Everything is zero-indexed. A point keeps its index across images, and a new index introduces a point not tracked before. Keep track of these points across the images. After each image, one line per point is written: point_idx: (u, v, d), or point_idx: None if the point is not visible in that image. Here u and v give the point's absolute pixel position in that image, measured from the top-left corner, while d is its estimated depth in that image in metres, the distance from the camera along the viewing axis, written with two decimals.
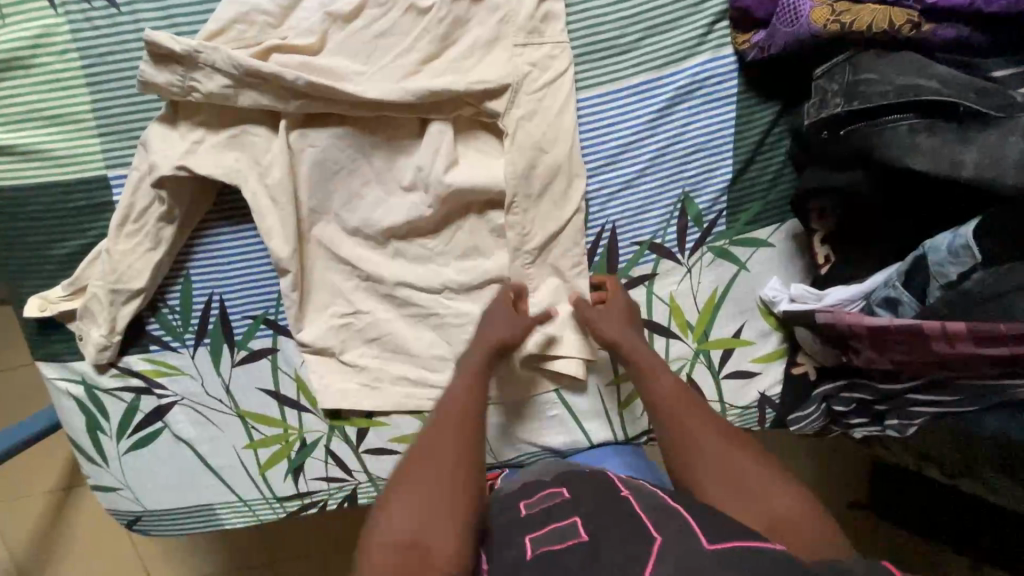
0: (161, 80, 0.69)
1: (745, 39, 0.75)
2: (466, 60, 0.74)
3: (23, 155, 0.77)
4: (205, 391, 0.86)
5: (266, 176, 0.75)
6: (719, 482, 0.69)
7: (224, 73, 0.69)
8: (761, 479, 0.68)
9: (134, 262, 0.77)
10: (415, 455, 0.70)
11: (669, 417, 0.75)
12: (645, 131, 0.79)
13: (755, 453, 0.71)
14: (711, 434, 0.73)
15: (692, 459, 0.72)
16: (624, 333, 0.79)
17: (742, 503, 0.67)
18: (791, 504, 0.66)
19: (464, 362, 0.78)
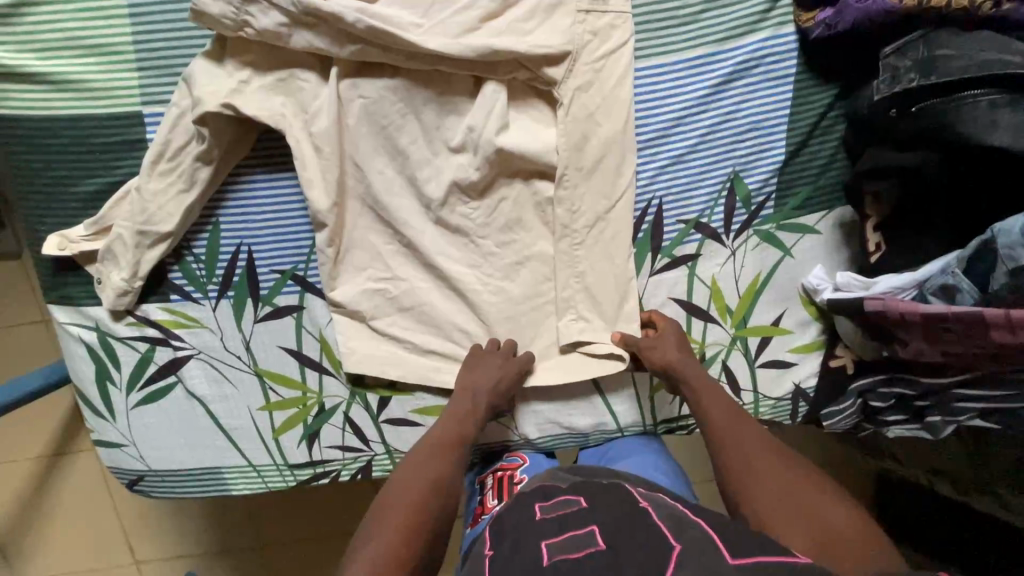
0: (217, 11, 0.66)
1: (810, 16, 0.74)
2: (528, 21, 0.72)
3: (57, 85, 0.74)
4: (223, 346, 0.83)
5: (311, 124, 0.72)
6: (769, 500, 0.67)
7: (281, 10, 0.66)
8: (814, 496, 0.67)
9: (165, 203, 0.74)
10: (402, 480, 0.71)
11: (722, 432, 0.75)
12: (698, 106, 0.78)
13: (807, 476, 0.70)
14: (766, 452, 0.72)
15: (743, 475, 0.71)
16: (682, 356, 0.80)
17: (790, 523, 0.65)
18: (839, 526, 0.64)
19: (464, 396, 0.78)
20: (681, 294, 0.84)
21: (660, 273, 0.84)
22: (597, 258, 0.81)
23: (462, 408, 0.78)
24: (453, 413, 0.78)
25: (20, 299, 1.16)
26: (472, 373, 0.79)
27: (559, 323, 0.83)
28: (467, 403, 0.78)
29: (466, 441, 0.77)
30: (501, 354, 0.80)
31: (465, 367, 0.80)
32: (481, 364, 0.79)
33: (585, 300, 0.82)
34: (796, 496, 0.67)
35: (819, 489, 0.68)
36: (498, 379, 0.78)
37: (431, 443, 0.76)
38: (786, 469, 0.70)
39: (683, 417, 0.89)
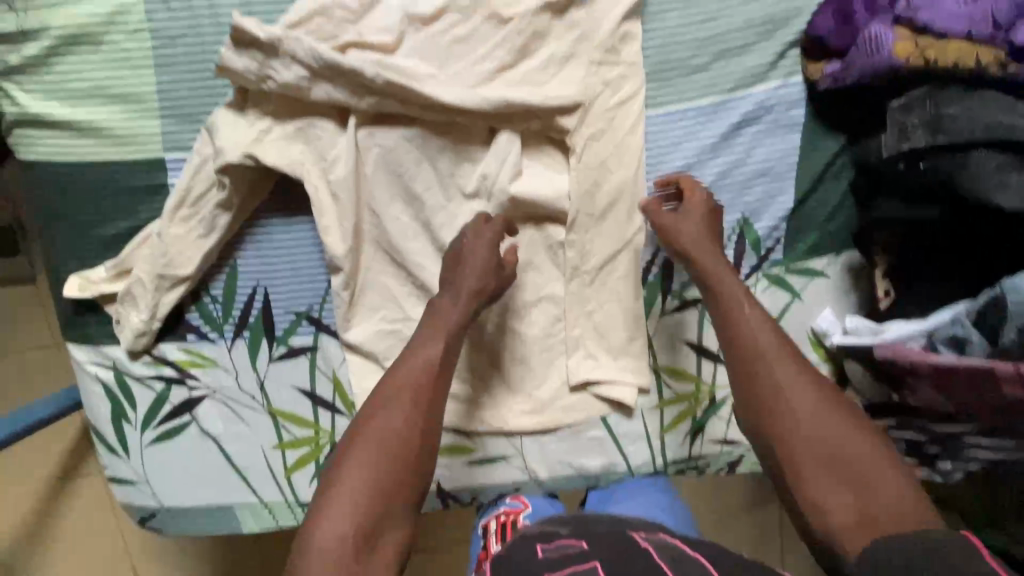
0: (240, 66, 0.68)
1: (818, 67, 0.75)
2: (541, 74, 0.74)
3: (81, 131, 0.75)
4: (238, 386, 0.84)
5: (329, 172, 0.74)
6: (799, 445, 0.63)
7: (303, 64, 0.68)
8: (857, 447, 0.62)
9: (184, 248, 0.75)
10: (375, 418, 0.66)
11: (754, 355, 0.68)
12: (708, 154, 0.79)
13: (844, 417, 0.64)
14: (803, 384, 0.66)
15: (773, 412, 0.65)
16: (706, 250, 0.74)
17: (828, 484, 0.62)
18: (870, 487, 0.60)
19: (442, 308, 0.72)
20: (692, 335, 0.85)
21: (671, 316, 0.85)
22: (607, 299, 0.83)
23: (442, 331, 0.71)
24: (433, 332, 0.71)
25: (33, 327, 1.17)
26: (462, 260, 0.73)
27: (569, 364, 0.84)
28: (454, 302, 0.72)
29: (442, 362, 0.70)
30: (480, 228, 0.74)
31: (450, 259, 0.74)
32: (466, 253, 0.73)
33: (594, 339, 0.84)
34: (828, 444, 0.63)
35: (856, 433, 0.63)
36: (483, 261, 0.73)
37: (406, 377, 0.69)
38: (824, 411, 0.64)
39: (693, 458, 0.89)
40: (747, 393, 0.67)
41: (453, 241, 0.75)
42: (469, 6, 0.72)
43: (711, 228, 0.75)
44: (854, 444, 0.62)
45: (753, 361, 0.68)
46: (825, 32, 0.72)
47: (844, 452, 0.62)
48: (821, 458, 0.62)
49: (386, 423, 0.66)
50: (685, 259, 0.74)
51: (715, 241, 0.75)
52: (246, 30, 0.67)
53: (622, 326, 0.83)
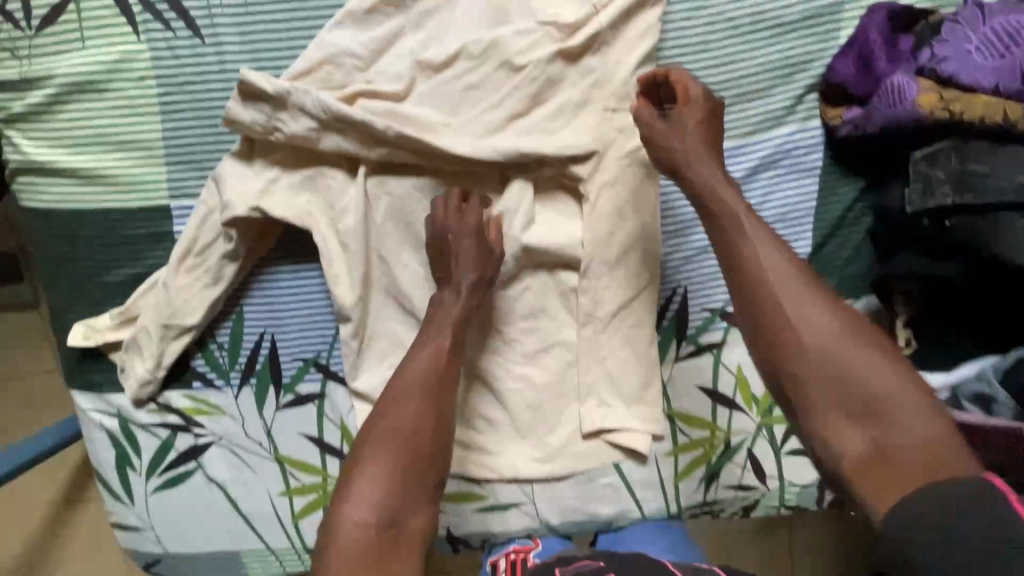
0: (247, 120, 0.67)
1: (837, 113, 0.73)
2: (553, 121, 0.72)
3: (86, 179, 0.74)
4: (244, 433, 0.82)
5: (338, 222, 0.73)
6: (814, 383, 0.56)
7: (311, 116, 0.67)
8: (877, 372, 0.55)
9: (189, 297, 0.74)
10: (386, 410, 0.67)
11: (761, 283, 0.59)
12: None
13: (866, 348, 0.56)
14: (819, 311, 0.57)
15: (784, 347, 0.58)
16: (710, 162, 0.66)
17: (843, 416, 0.55)
18: (895, 429, 0.53)
19: (442, 303, 0.73)
20: (707, 382, 0.84)
21: (684, 360, 0.83)
22: (620, 345, 0.81)
23: (445, 326, 0.71)
24: (437, 316, 0.72)
25: (38, 353, 1.15)
26: (453, 239, 0.72)
27: (582, 410, 0.83)
28: (451, 290, 0.73)
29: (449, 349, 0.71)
30: (457, 208, 0.72)
31: (434, 244, 0.74)
32: (452, 245, 0.72)
33: (607, 386, 0.82)
34: (849, 381, 0.55)
35: (882, 369, 0.55)
36: (468, 243, 0.72)
37: (413, 369, 0.69)
38: (841, 344, 0.56)
39: (707, 503, 0.87)
40: (753, 325, 0.60)
41: (429, 226, 0.73)
42: (480, 53, 0.70)
43: (710, 137, 0.68)
44: (873, 369, 0.55)
45: (762, 285, 0.59)
46: (845, 77, 0.70)
47: (865, 389, 0.55)
48: (841, 399, 0.55)
49: (397, 413, 0.67)
50: (677, 175, 0.67)
51: (714, 150, 0.67)
52: (252, 83, 0.65)
53: (635, 373, 0.81)
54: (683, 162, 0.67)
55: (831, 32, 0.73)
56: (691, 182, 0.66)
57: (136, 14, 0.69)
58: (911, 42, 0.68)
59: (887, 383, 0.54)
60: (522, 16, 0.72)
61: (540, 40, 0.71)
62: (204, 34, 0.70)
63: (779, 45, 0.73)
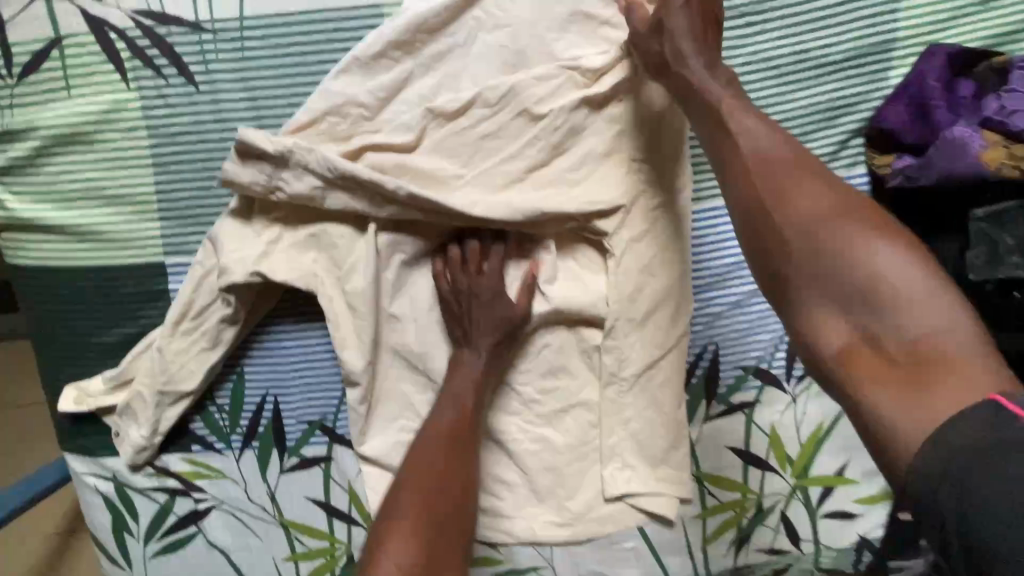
0: (245, 181, 0.62)
1: (886, 161, 0.67)
2: (574, 172, 0.67)
3: (75, 235, 0.69)
4: (247, 497, 0.78)
5: (345, 282, 0.67)
6: (804, 268, 0.52)
7: (316, 174, 0.62)
8: (877, 255, 0.50)
9: (186, 362, 0.69)
10: (413, 467, 0.68)
11: (747, 177, 0.55)
12: None
13: (859, 230, 0.51)
14: (809, 195, 0.53)
15: (771, 241, 0.54)
16: (699, 52, 0.59)
17: (837, 302, 0.51)
18: (894, 322, 0.49)
19: (463, 363, 0.70)
20: (738, 442, 0.79)
21: (713, 420, 0.78)
22: (646, 406, 0.75)
23: (466, 390, 0.70)
24: (457, 370, 0.70)
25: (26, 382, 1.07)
26: (476, 300, 0.69)
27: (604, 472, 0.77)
28: (471, 349, 0.70)
29: (475, 402, 0.70)
30: (476, 263, 0.69)
31: (452, 305, 0.70)
32: (472, 308, 0.69)
33: (631, 448, 0.76)
34: (841, 273, 0.51)
35: (881, 258, 0.50)
36: (490, 304, 0.69)
37: (439, 424, 0.70)
38: (831, 230, 0.52)
39: (738, 567, 0.83)
40: (739, 216, 0.56)
41: (441, 279, 0.70)
42: (497, 100, 0.65)
43: (704, 26, 0.60)
44: (872, 253, 0.51)
45: (752, 174, 0.55)
46: (898, 123, 0.65)
47: (860, 275, 0.50)
48: (832, 288, 0.51)
49: (425, 469, 0.67)
50: (665, 77, 0.61)
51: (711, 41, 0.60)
52: (252, 143, 0.61)
53: (661, 435, 0.76)
54: (676, 53, 0.60)
55: (880, 73, 0.67)
56: (680, 80, 0.60)
57: (125, 60, 0.64)
58: (970, 88, 0.64)
59: (887, 268, 0.50)
60: (542, 58, 0.66)
61: (563, 85, 0.65)
62: (199, 81, 0.64)
63: (822, 86, 0.67)
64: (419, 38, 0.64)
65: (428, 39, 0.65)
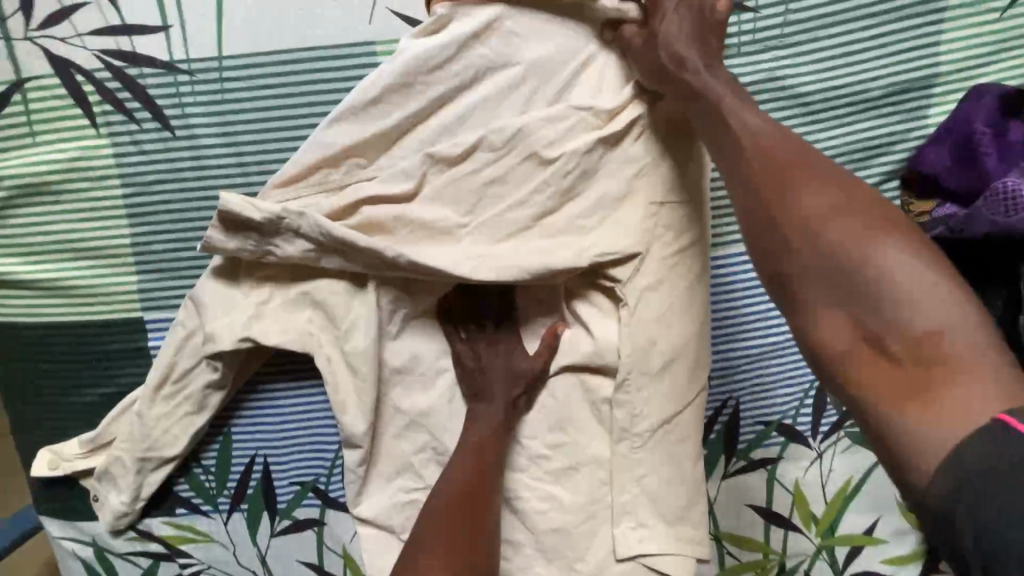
0: (230, 249, 0.57)
1: (923, 208, 0.61)
2: (587, 219, 0.61)
3: (45, 290, 0.64)
4: (236, 560, 0.73)
5: (343, 340, 0.62)
6: (803, 261, 0.46)
7: (309, 238, 0.56)
8: (883, 250, 0.44)
9: (168, 426, 0.64)
10: (427, 528, 0.62)
11: (744, 163, 0.50)
12: None
13: (863, 226, 0.45)
14: (812, 182, 0.48)
15: (770, 230, 0.48)
16: (695, 53, 0.55)
17: (839, 301, 0.45)
18: (905, 318, 0.42)
19: (479, 414, 0.65)
20: (759, 501, 0.74)
21: (733, 478, 0.73)
22: (661, 462, 0.68)
23: (480, 447, 0.64)
24: (476, 420, 0.65)
25: None
26: (494, 353, 0.66)
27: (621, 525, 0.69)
28: (486, 399, 0.65)
29: (495, 456, 0.64)
30: (489, 321, 0.68)
31: (465, 360, 0.67)
32: (487, 362, 0.66)
33: (646, 504, 0.69)
34: (846, 264, 0.45)
35: (889, 250, 0.44)
36: (507, 356, 0.66)
37: (456, 479, 0.63)
38: (834, 218, 0.46)
39: None
40: (739, 206, 0.50)
41: (453, 336, 0.67)
42: (503, 143, 0.59)
43: (700, 20, 0.56)
44: (877, 247, 0.44)
45: (748, 162, 0.50)
46: (938, 170, 0.60)
47: (867, 266, 0.44)
48: (831, 280, 0.45)
49: (439, 532, 0.62)
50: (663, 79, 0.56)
51: (709, 35, 0.56)
52: (235, 211, 0.55)
53: (678, 493, 0.68)
54: (672, 58, 0.55)
55: (919, 112, 0.61)
56: (681, 81, 0.55)
57: (93, 103, 0.59)
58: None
59: (892, 265, 0.43)
60: (551, 99, 0.60)
61: (575, 127, 0.59)
62: (175, 126, 0.59)
63: (857, 124, 0.61)
64: (420, 79, 0.58)
65: (430, 79, 0.58)
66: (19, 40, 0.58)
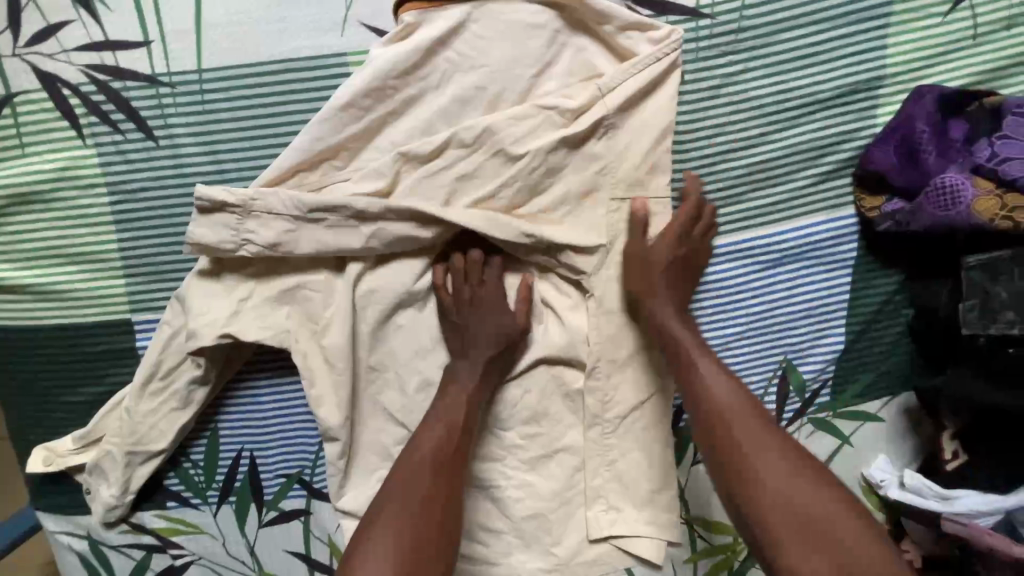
0: (216, 249, 0.60)
1: (874, 204, 0.65)
2: (551, 214, 0.64)
3: (36, 295, 0.67)
4: (226, 552, 0.75)
5: (322, 336, 0.64)
6: (768, 499, 0.54)
7: (284, 216, 0.60)
8: (817, 492, 0.53)
9: (156, 421, 0.67)
10: (405, 464, 0.61)
11: (714, 399, 0.59)
12: (764, 271, 0.67)
13: (799, 471, 0.54)
14: (755, 430, 0.57)
15: (748, 475, 0.55)
16: (671, 292, 0.64)
17: (798, 539, 0.52)
18: (847, 556, 0.51)
19: (460, 372, 0.65)
20: None
21: (702, 465, 0.76)
22: (633, 446, 0.71)
23: (457, 406, 0.64)
24: (458, 372, 0.65)
25: None
26: (481, 305, 0.65)
27: (591, 511, 0.72)
28: (466, 357, 0.65)
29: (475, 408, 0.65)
30: (478, 273, 0.66)
31: (449, 311, 0.66)
32: (473, 315, 0.65)
33: (617, 488, 0.72)
34: (800, 502, 0.53)
35: (824, 493, 0.53)
36: (491, 312, 0.65)
37: (439, 420, 0.63)
38: (791, 460, 0.55)
39: None
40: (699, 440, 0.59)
41: (440, 287, 0.66)
42: (472, 141, 0.61)
43: (685, 266, 0.65)
44: (812, 486, 0.54)
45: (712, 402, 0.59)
46: (887, 167, 0.63)
47: (818, 508, 0.53)
48: (797, 526, 0.52)
49: (415, 471, 0.61)
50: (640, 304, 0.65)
51: (684, 280, 0.65)
52: (211, 197, 0.58)
53: (650, 475, 0.71)
54: (648, 286, 0.65)
55: (868, 112, 0.64)
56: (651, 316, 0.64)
57: (79, 115, 0.62)
58: (964, 129, 0.61)
59: (823, 502, 0.53)
60: (517, 99, 0.62)
61: (540, 126, 0.62)
62: (159, 136, 0.62)
63: (809, 124, 0.64)
64: (389, 84, 0.60)
65: (399, 83, 0.60)
66: (7, 57, 0.61)
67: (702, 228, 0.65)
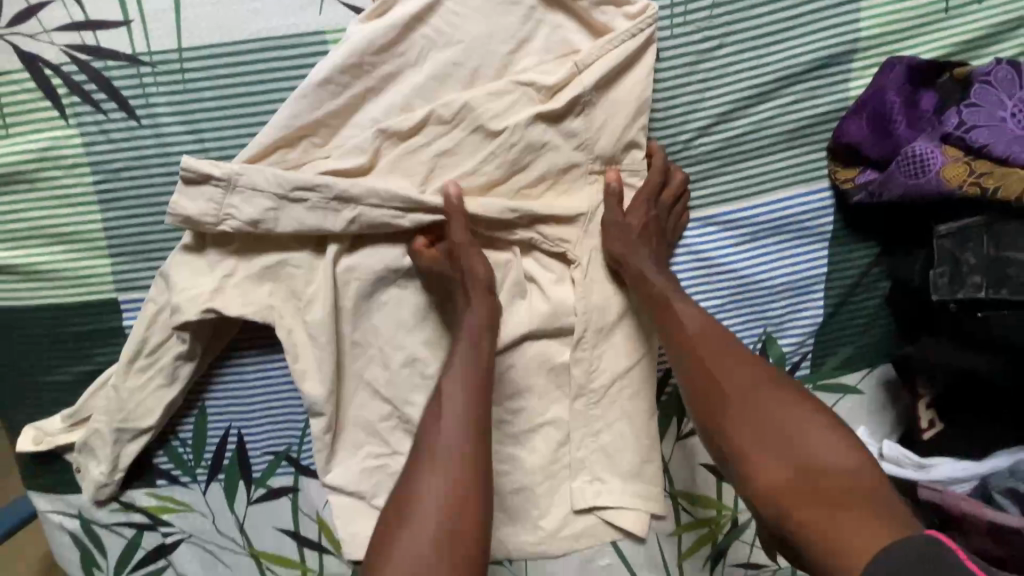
0: (198, 225, 0.61)
1: (849, 176, 0.66)
2: (530, 190, 0.66)
3: (23, 275, 0.67)
4: (216, 529, 0.76)
5: (305, 311, 0.65)
6: (733, 410, 0.55)
7: (265, 194, 0.60)
8: (782, 402, 0.54)
9: (143, 398, 0.68)
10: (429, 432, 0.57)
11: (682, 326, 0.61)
12: (746, 240, 0.68)
13: (765, 383, 0.56)
14: (721, 350, 0.58)
15: (715, 393, 0.57)
16: (647, 246, 0.66)
17: (764, 446, 0.53)
18: (810, 459, 0.51)
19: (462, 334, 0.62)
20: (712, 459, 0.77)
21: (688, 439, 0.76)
22: (616, 419, 0.72)
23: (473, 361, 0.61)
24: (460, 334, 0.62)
25: None
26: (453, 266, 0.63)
27: (575, 484, 0.73)
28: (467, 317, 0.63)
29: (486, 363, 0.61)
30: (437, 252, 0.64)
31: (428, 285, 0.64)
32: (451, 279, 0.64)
33: (600, 461, 0.73)
34: (777, 422, 0.53)
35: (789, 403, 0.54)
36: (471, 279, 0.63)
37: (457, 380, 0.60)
38: (763, 384, 0.56)
39: None
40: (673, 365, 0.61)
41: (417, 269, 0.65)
42: (451, 117, 0.62)
43: (659, 232, 0.67)
44: (777, 397, 0.55)
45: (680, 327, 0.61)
46: (860, 139, 0.64)
47: (795, 431, 0.53)
48: (761, 433, 0.53)
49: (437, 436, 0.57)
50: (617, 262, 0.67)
51: (660, 241, 0.67)
52: (196, 170, 0.60)
53: (633, 448, 0.72)
54: (627, 252, 0.66)
55: (842, 85, 0.65)
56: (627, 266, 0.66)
57: (62, 95, 0.62)
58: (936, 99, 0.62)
59: (787, 408, 0.54)
60: (495, 75, 0.63)
61: (517, 101, 0.62)
62: (141, 115, 0.63)
63: (784, 97, 0.65)
64: (367, 60, 0.61)
65: (377, 60, 0.61)
66: None
67: (672, 194, 0.66)
